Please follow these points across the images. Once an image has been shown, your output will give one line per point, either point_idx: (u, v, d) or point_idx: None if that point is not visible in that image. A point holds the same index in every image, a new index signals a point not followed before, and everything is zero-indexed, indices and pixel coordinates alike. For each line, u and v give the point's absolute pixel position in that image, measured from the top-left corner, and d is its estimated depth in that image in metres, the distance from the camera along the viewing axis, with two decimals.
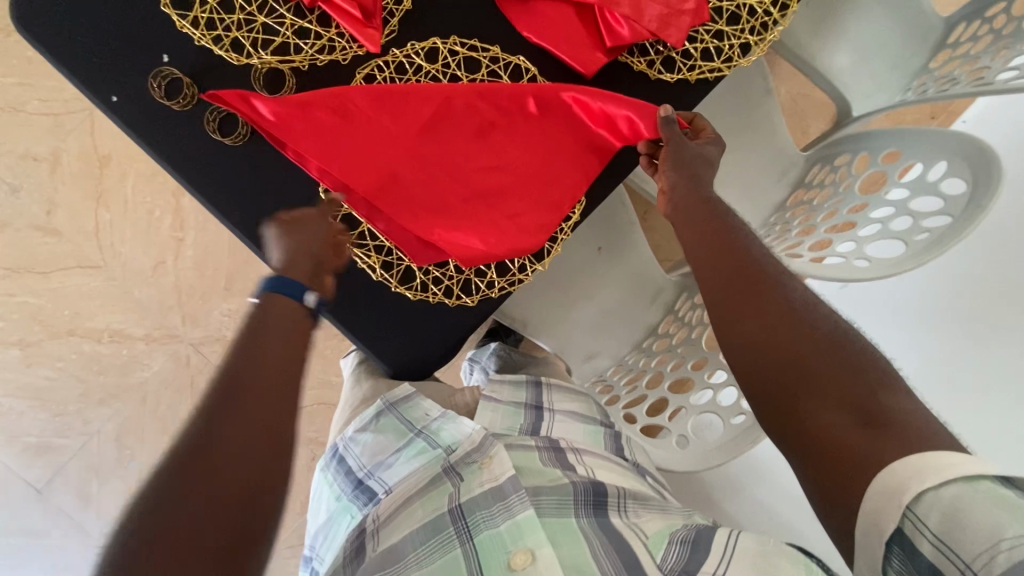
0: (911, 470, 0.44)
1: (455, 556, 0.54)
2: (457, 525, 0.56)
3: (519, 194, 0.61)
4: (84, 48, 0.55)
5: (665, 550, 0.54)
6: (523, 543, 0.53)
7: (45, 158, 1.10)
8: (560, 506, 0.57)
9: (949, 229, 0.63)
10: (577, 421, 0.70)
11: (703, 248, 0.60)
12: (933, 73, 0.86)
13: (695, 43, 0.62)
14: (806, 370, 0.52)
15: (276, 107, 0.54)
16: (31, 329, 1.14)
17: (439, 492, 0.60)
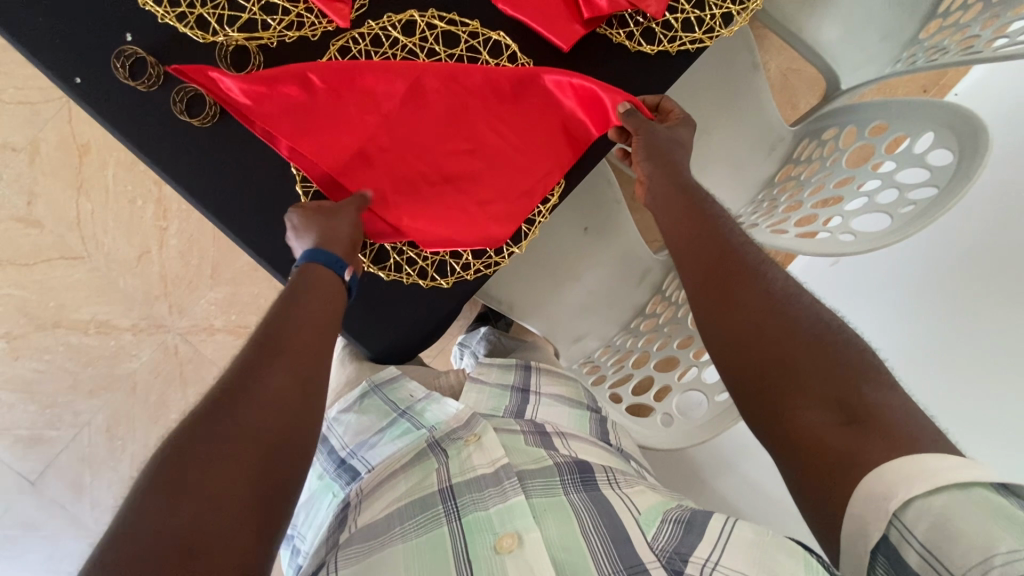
0: (899, 474, 0.41)
1: (439, 535, 0.51)
2: (446, 503, 0.54)
3: (492, 179, 0.60)
4: (44, 29, 0.53)
5: (657, 528, 0.52)
6: (511, 527, 0.51)
7: (23, 148, 1.08)
8: (547, 487, 0.55)
9: (935, 201, 0.62)
10: (562, 404, 0.70)
11: (682, 237, 0.61)
12: (922, 44, 0.85)
13: (676, 13, 0.60)
14: (790, 367, 0.50)
15: (240, 85, 0.51)
16: (17, 322, 1.13)
17: (423, 466, 0.59)
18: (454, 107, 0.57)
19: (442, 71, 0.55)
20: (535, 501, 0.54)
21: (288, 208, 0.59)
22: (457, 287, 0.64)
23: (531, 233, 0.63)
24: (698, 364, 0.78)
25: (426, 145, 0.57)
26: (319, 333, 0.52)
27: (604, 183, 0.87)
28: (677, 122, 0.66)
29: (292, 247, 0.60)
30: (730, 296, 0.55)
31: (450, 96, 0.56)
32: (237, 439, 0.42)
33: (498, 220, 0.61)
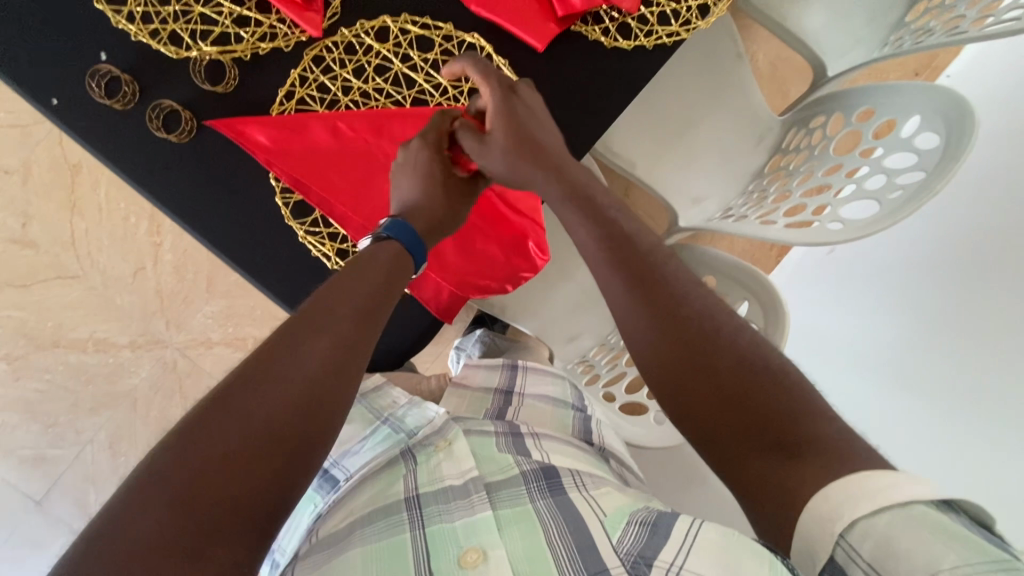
0: (844, 492, 0.37)
1: (400, 540, 0.51)
2: (411, 511, 0.53)
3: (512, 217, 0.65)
4: (19, 51, 0.54)
5: (621, 530, 0.48)
6: (475, 541, 0.50)
7: (16, 170, 1.09)
8: (513, 498, 0.54)
9: (922, 184, 0.61)
10: (545, 404, 0.69)
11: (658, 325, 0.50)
12: (909, 26, 0.83)
13: (651, 8, 0.60)
14: (728, 386, 0.45)
15: (273, 132, 0.55)
16: (17, 343, 1.14)
17: (391, 473, 0.58)
18: None
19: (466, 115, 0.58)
20: (500, 513, 0.52)
21: (267, 220, 0.59)
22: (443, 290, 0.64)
23: None
24: None
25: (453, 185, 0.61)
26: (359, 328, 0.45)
27: None
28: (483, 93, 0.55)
29: (279, 262, 0.59)
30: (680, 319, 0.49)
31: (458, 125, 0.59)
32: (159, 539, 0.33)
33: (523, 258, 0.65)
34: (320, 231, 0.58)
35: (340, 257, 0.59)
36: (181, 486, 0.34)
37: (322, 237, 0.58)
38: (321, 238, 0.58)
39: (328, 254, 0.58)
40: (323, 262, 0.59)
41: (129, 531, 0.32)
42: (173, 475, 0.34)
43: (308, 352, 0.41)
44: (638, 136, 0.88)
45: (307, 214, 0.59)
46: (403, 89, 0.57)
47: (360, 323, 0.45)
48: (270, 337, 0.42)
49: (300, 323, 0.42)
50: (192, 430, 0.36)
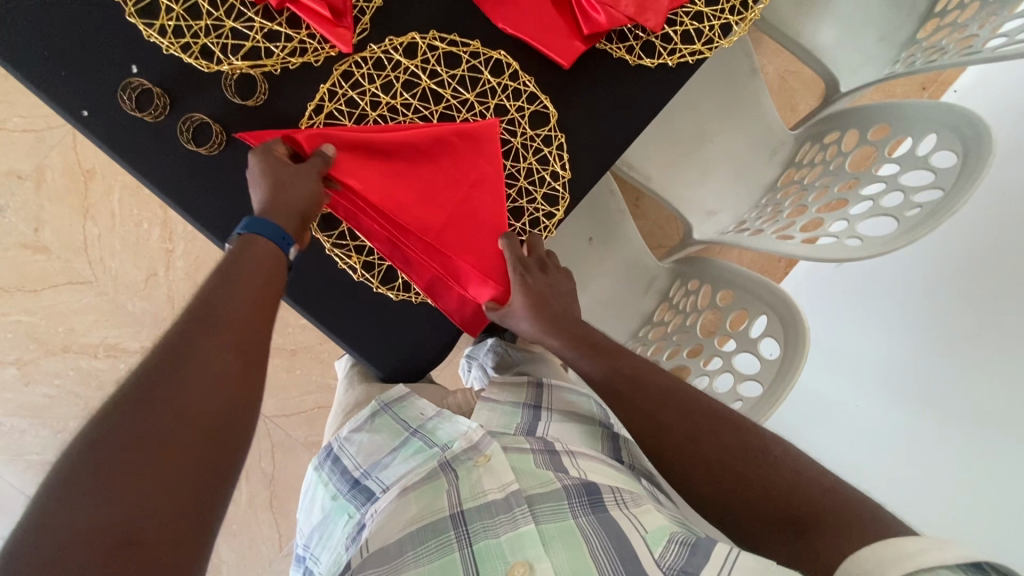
0: (873, 560, 0.39)
1: (451, 561, 0.51)
2: (457, 529, 0.53)
3: (444, 235, 0.59)
4: (51, 63, 0.54)
5: (663, 546, 0.49)
6: (522, 555, 0.50)
7: (30, 175, 1.09)
8: (556, 511, 0.53)
9: (940, 203, 0.62)
10: (575, 423, 0.67)
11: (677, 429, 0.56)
12: (921, 43, 0.84)
13: (674, 26, 0.61)
14: (743, 478, 0.51)
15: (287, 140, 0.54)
16: (27, 348, 1.14)
17: (433, 487, 0.58)
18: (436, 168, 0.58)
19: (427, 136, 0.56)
20: (544, 528, 0.52)
21: None
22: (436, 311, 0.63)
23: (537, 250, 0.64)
24: (708, 372, 0.76)
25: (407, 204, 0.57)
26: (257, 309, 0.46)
27: (606, 192, 0.89)
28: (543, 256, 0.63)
29: (304, 273, 0.60)
30: (658, 418, 0.57)
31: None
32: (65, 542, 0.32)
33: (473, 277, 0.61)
34: (347, 243, 0.59)
35: (366, 268, 0.60)
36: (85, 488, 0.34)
37: (348, 249, 0.59)
38: (347, 250, 0.59)
39: (354, 265, 0.59)
40: (348, 272, 0.60)
41: (43, 546, 0.31)
42: (74, 483, 0.34)
43: (207, 344, 0.42)
44: (653, 149, 0.89)
45: (334, 226, 0.59)
46: (430, 105, 0.58)
47: (255, 306, 0.45)
48: (158, 343, 0.41)
49: (192, 320, 0.42)
50: (95, 432, 0.36)
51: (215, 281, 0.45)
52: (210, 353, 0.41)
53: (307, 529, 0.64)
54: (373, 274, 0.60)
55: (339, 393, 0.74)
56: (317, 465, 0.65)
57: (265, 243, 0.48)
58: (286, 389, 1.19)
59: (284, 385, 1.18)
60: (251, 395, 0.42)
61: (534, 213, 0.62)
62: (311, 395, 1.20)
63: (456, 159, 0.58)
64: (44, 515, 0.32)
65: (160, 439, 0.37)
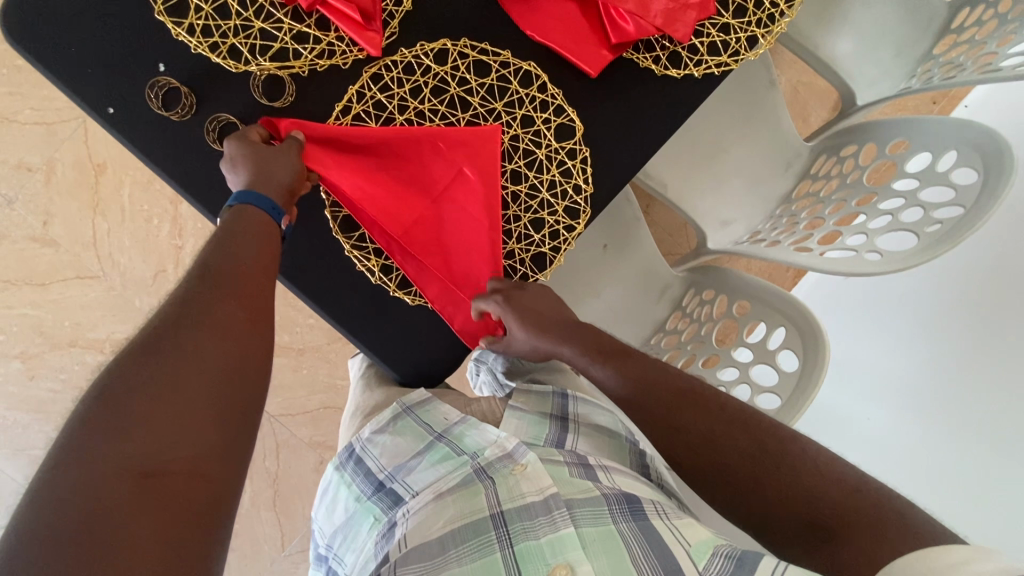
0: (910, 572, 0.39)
1: (493, 561, 0.52)
2: (498, 530, 0.54)
3: (411, 229, 0.58)
4: (78, 60, 0.54)
5: (708, 560, 0.49)
6: (563, 558, 0.51)
7: (40, 169, 1.09)
8: (596, 516, 0.53)
9: (961, 220, 0.62)
10: (602, 435, 0.67)
11: (697, 434, 0.55)
12: (937, 59, 0.85)
13: (701, 38, 0.61)
14: (759, 480, 0.51)
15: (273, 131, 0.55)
16: (32, 342, 1.13)
17: (469, 492, 0.58)
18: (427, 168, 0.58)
19: (418, 136, 0.56)
20: (585, 531, 0.53)
21: (317, 234, 0.59)
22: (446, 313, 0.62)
23: (557, 261, 0.63)
24: (724, 383, 0.76)
25: (398, 201, 0.58)
26: (257, 269, 0.47)
27: (622, 200, 0.88)
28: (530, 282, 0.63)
29: (326, 276, 0.60)
30: (670, 420, 0.57)
31: (506, 147, 0.59)
32: (80, 487, 0.32)
33: (461, 276, 0.61)
34: (366, 246, 0.59)
35: (384, 272, 0.60)
36: (98, 426, 0.35)
37: (367, 252, 0.59)
38: (366, 253, 0.59)
39: (373, 268, 0.59)
40: (366, 276, 0.60)
41: (69, 482, 0.32)
42: (87, 428, 0.35)
43: (218, 305, 0.43)
44: (669, 157, 0.89)
45: (355, 228, 0.59)
46: (457, 111, 0.58)
47: (257, 264, 0.47)
48: (169, 303, 0.43)
49: (200, 282, 0.44)
50: (108, 382, 0.37)
51: (217, 244, 0.47)
52: (218, 306, 0.43)
53: (330, 529, 0.63)
54: (390, 278, 0.60)
55: (354, 396, 0.74)
56: (339, 465, 0.65)
57: (255, 212, 0.49)
58: (293, 388, 1.18)
59: (292, 384, 1.18)
60: (260, 351, 0.44)
61: (554, 225, 0.62)
62: (317, 396, 1.19)
63: (440, 158, 0.58)
64: (63, 462, 0.33)
65: (177, 383, 0.38)
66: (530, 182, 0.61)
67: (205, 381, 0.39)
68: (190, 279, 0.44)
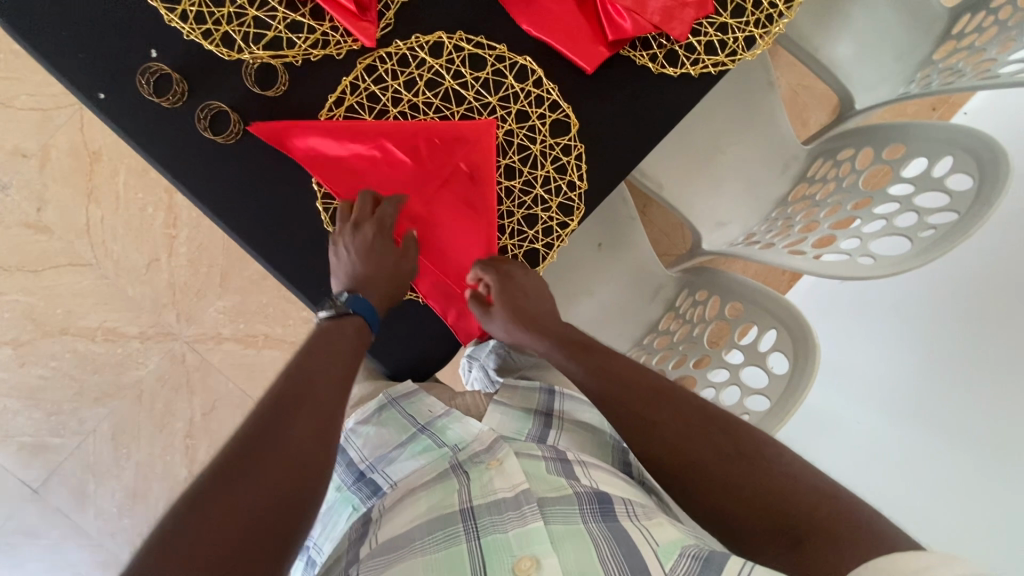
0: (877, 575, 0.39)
1: (458, 551, 0.51)
2: (466, 523, 0.53)
3: (410, 226, 0.59)
4: (69, 44, 0.53)
5: (674, 560, 0.48)
6: (529, 550, 0.50)
7: (35, 155, 1.08)
8: (566, 516, 0.53)
9: (955, 226, 0.62)
10: (584, 432, 0.68)
11: (675, 431, 0.56)
12: (937, 65, 0.84)
13: (699, 37, 0.61)
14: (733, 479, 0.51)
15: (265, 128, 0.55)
16: (24, 328, 1.13)
17: (444, 487, 0.58)
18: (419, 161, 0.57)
19: (411, 131, 0.56)
20: (553, 528, 0.52)
21: (307, 226, 0.59)
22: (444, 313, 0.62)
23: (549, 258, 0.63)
24: (715, 385, 0.76)
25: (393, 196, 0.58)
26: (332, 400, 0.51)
27: (617, 199, 0.88)
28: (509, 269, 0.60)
29: (315, 269, 0.59)
30: (640, 415, 0.58)
31: (501, 142, 0.59)
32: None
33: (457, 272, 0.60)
34: None
35: None
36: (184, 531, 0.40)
37: None
38: None
39: None
40: None
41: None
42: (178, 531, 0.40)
43: (296, 429, 0.47)
44: (666, 157, 0.89)
45: None
46: (451, 104, 0.58)
47: (340, 380, 0.53)
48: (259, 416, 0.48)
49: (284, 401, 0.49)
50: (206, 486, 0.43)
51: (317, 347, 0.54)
52: (294, 431, 0.47)
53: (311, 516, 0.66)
54: None
55: None
56: None
57: (354, 321, 0.56)
58: None
59: None
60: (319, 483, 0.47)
61: (548, 221, 0.61)
62: None
63: (435, 152, 0.57)
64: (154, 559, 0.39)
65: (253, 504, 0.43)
66: (524, 178, 0.60)
67: (274, 496, 0.44)
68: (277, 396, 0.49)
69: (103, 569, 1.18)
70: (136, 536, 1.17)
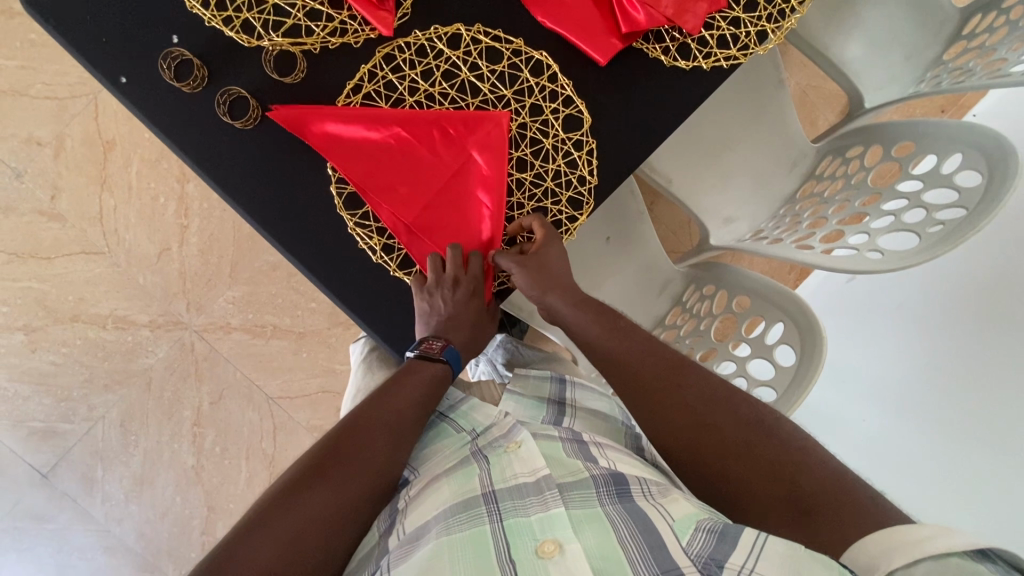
0: (880, 546, 0.42)
1: (483, 532, 0.51)
2: (489, 506, 0.53)
3: (422, 214, 0.58)
4: (94, 28, 0.55)
5: (691, 535, 0.49)
6: (552, 533, 0.49)
7: (49, 143, 1.09)
8: (585, 499, 0.53)
9: (962, 221, 0.63)
10: (599, 417, 0.70)
11: (698, 399, 0.58)
12: (947, 65, 0.84)
13: (712, 30, 0.61)
14: (753, 459, 0.53)
15: (288, 113, 0.56)
16: (36, 315, 1.14)
17: (465, 472, 0.58)
18: (433, 150, 0.58)
19: (425, 119, 0.57)
20: (573, 512, 0.52)
21: (321, 211, 0.59)
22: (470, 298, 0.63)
23: None
24: None
25: (406, 183, 0.58)
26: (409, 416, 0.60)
27: (627, 194, 0.88)
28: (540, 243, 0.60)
29: (328, 254, 0.60)
30: (662, 388, 0.59)
31: (514, 134, 0.59)
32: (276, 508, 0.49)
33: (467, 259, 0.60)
34: (370, 224, 0.59)
35: (386, 251, 0.60)
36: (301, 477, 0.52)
37: (370, 230, 0.59)
38: (369, 231, 0.59)
39: (375, 247, 0.59)
40: (367, 254, 0.60)
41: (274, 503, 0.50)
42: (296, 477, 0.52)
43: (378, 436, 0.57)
44: (675, 153, 0.90)
45: (359, 207, 0.59)
46: (467, 96, 0.58)
47: (413, 420, 0.60)
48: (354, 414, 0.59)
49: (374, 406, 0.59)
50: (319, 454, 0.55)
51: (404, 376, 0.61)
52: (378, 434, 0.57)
53: None
54: (391, 258, 0.60)
55: (354, 378, 0.76)
56: None
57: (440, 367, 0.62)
58: (291, 371, 1.19)
59: (291, 367, 1.19)
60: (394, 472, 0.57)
61: (557, 214, 0.62)
62: (315, 379, 1.19)
63: (449, 142, 0.58)
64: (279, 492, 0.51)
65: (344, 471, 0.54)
66: (536, 171, 0.61)
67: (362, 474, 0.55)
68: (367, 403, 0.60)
69: (109, 555, 1.19)
70: (143, 522, 1.19)
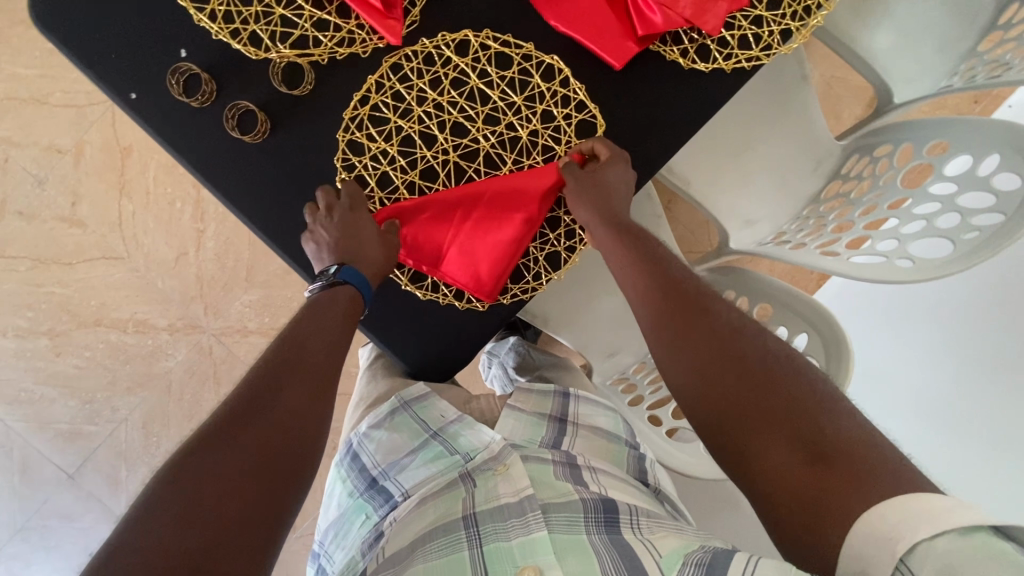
0: (900, 517, 0.38)
1: (459, 557, 0.52)
2: (468, 529, 0.55)
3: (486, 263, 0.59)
4: (102, 44, 0.54)
5: (677, 572, 0.47)
6: (532, 560, 0.51)
7: (69, 150, 1.11)
8: (570, 523, 0.54)
9: (1001, 228, 0.59)
10: (601, 437, 0.68)
11: (716, 363, 0.51)
12: (982, 57, 0.79)
13: (732, 30, 0.59)
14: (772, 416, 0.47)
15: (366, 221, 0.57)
16: (59, 319, 1.16)
17: (451, 496, 0.60)
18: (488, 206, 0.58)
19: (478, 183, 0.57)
20: (557, 537, 0.53)
21: None
22: (491, 311, 0.63)
23: (570, 261, 0.62)
24: None
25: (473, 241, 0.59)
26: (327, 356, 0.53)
27: (645, 199, 0.87)
28: (605, 160, 0.57)
29: None
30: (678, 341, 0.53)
31: (525, 143, 0.58)
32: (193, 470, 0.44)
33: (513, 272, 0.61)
34: None
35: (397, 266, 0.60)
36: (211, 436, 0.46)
37: None
38: None
39: None
40: None
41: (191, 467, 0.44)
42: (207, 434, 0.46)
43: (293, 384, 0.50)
44: (694, 153, 0.87)
45: None
46: (476, 104, 0.56)
47: (327, 354, 0.53)
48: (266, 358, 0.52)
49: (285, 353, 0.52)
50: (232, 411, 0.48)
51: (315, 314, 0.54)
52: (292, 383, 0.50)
53: (326, 525, 0.65)
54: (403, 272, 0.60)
55: (359, 386, 0.76)
56: (338, 462, 0.68)
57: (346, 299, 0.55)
58: None
59: None
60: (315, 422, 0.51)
61: (571, 224, 0.62)
62: None
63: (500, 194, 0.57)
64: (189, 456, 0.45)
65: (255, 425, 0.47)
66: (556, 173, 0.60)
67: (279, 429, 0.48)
68: (280, 350, 0.52)
69: None
70: None
